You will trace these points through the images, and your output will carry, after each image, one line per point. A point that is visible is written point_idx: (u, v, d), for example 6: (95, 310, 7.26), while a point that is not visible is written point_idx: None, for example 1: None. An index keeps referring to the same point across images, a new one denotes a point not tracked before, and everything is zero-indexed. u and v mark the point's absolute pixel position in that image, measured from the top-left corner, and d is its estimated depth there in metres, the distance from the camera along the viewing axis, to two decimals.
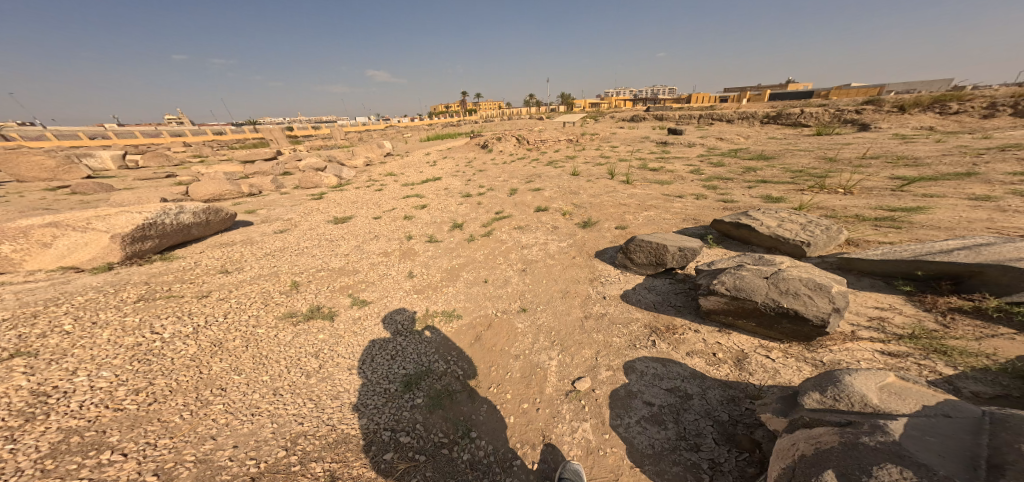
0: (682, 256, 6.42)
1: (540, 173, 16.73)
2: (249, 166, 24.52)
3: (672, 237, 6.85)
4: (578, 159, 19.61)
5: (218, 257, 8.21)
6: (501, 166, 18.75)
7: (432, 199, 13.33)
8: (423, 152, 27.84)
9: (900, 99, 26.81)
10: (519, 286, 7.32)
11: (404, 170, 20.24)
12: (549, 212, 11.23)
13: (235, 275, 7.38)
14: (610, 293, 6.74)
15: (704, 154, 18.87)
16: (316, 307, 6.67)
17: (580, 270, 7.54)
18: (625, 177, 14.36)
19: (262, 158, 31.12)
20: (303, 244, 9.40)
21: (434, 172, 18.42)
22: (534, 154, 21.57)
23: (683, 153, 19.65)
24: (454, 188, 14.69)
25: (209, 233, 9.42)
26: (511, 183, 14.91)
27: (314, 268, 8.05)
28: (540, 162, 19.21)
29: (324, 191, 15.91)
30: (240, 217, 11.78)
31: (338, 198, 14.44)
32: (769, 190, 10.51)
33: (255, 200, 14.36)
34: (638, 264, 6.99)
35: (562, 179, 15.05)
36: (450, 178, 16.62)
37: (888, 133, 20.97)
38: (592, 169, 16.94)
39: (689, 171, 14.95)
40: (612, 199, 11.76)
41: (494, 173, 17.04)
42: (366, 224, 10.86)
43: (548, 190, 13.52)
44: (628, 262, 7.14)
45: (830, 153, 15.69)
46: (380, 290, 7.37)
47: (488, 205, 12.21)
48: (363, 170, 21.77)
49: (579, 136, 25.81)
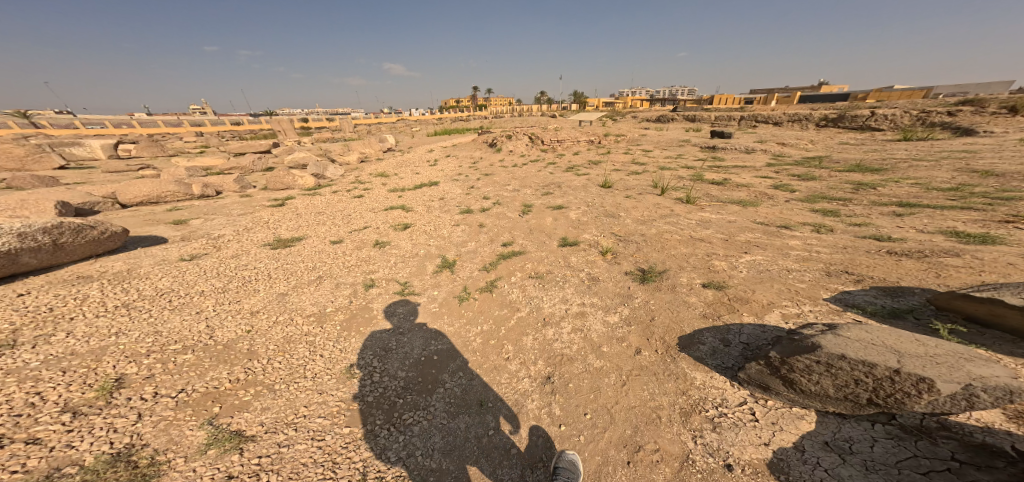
0: (952, 400, 3.02)
1: (563, 180, 13.09)
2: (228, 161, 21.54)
3: (897, 342, 3.44)
4: (608, 164, 15.84)
5: (37, 309, 4.94)
6: (513, 170, 15.17)
7: (418, 215, 9.93)
8: (424, 148, 24.37)
9: (1007, 99, 21.93)
10: (545, 426, 4.17)
11: (396, 169, 16.87)
12: (579, 246, 7.73)
13: (15, 354, 4.18)
14: (740, 462, 3.49)
15: (772, 161, 14.93)
16: (118, 457, 3.36)
17: (658, 396, 4.36)
18: (680, 192, 10.66)
19: (251, 150, 28.25)
20: (197, 282, 6.13)
21: (429, 175, 14.97)
22: (553, 156, 17.96)
23: (742, 159, 15.73)
24: (449, 199, 11.22)
25: (68, 260, 6.16)
26: (525, 195, 11.37)
27: (175, 341, 4.80)
28: (560, 167, 15.56)
29: (290, 195, 12.67)
30: (152, 230, 8.58)
31: (301, 206, 11.21)
32: (935, 221, 6.72)
33: (195, 204, 11.18)
34: (813, 394, 3.70)
35: (591, 192, 11.42)
36: (447, 184, 13.18)
37: (1013, 137, 16.38)
38: (629, 178, 13.21)
39: (765, 185, 11.08)
40: (671, 228, 8.13)
41: (503, 179, 13.51)
42: (314, 253, 7.56)
43: (574, 208, 9.97)
44: (789, 386, 3.86)
45: (964, 163, 11.57)
46: (275, 409, 4.18)
47: (490, 229, 8.76)
48: (350, 168, 18.49)
49: (606, 136, 22.04)
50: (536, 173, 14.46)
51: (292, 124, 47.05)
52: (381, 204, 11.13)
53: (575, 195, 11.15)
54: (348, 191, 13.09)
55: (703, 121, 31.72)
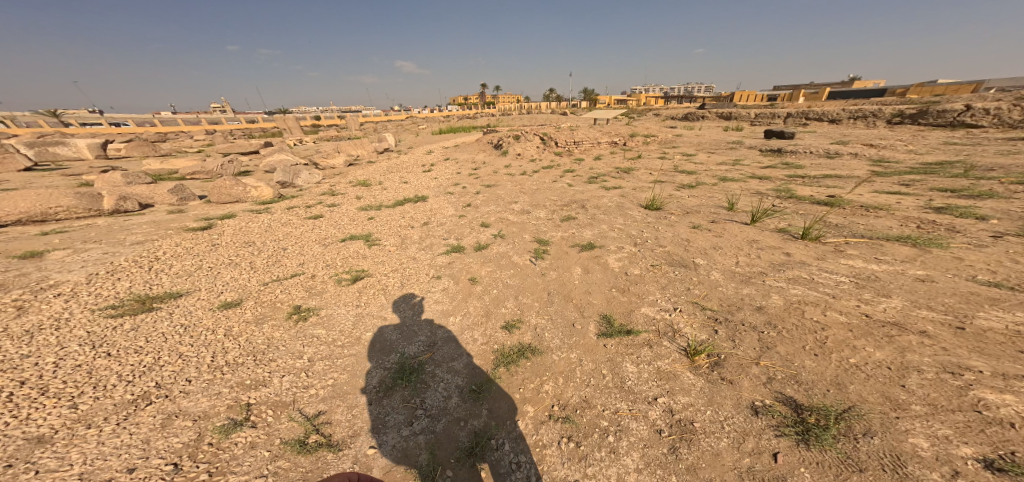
0: None
1: (591, 196, 9.69)
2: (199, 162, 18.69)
3: None
4: (646, 171, 12.26)
5: None
6: (524, 179, 11.77)
7: (382, 253, 6.74)
8: (422, 150, 21.07)
9: None
10: None
11: (379, 176, 13.69)
12: (640, 343, 4.47)
13: None
14: None
15: (881, 158, 10.92)
16: None
17: None
18: (777, 212, 7.04)
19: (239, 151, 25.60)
20: None
21: (416, 184, 11.68)
22: (575, 160, 14.51)
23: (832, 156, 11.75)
24: (432, 226, 8.00)
25: None
26: (539, 220, 8.02)
27: None
28: (583, 175, 12.10)
29: (230, 208, 9.43)
30: None
31: (230, 227, 8.05)
32: None
33: (96, 222, 7.96)
34: None
35: (634, 215, 7.99)
36: (436, 198, 9.98)
37: None
38: (682, 189, 9.63)
39: (911, 195, 7.27)
40: (806, 295, 4.66)
41: (511, 193, 10.17)
42: (175, 334, 4.40)
43: (616, 246, 6.59)
44: None
45: None
46: None
47: (482, 291, 5.59)
48: (329, 173, 15.34)
49: (638, 136, 18.41)
50: (553, 184, 11.06)
51: (294, 122, 44.61)
52: (338, 228, 7.92)
53: (611, 222, 7.75)
54: (308, 204, 9.89)
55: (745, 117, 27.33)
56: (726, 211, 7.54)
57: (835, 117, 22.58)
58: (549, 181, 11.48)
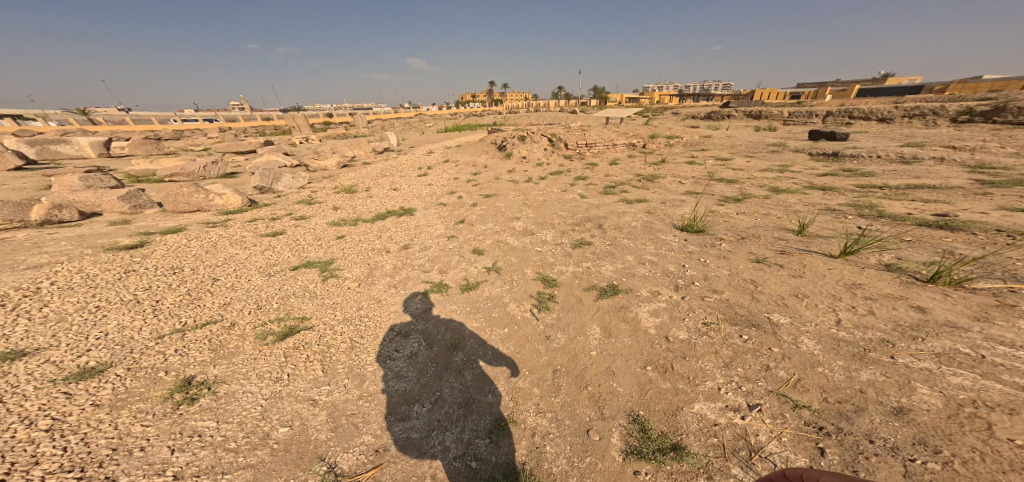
0: None
1: (611, 211, 7.98)
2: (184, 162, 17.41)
3: None
4: (674, 177, 10.40)
5: None
6: (530, 188, 10.09)
7: (336, 294, 5.22)
8: (424, 150, 19.50)
9: None
10: None
11: (369, 181, 12.19)
12: (693, 473, 2.84)
13: None
14: None
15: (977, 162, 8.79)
16: None
17: None
18: (875, 237, 5.14)
19: (235, 150, 24.47)
20: None
21: (406, 192, 10.12)
22: (590, 163, 12.73)
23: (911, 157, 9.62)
24: (409, 251, 6.43)
25: None
26: (543, 247, 6.39)
27: None
28: (600, 183, 10.34)
29: (181, 218, 7.95)
30: None
31: (165, 237, 6.57)
32: None
33: (12, 236, 6.59)
34: None
35: (668, 240, 6.24)
36: (423, 212, 8.40)
37: None
38: (725, 201, 7.78)
39: None
40: (986, 393, 2.91)
41: (513, 206, 8.53)
42: None
43: (647, 292, 4.93)
44: None
45: None
46: None
47: (456, 366, 4.11)
48: (316, 174, 13.90)
49: (661, 135, 16.42)
50: (564, 195, 9.37)
51: (300, 120, 43.80)
52: (295, 249, 6.40)
53: (638, 250, 6.04)
54: (276, 213, 8.42)
55: (779, 114, 24.81)
56: (795, 235, 5.70)
57: (885, 116, 20.04)
58: (559, 190, 9.80)
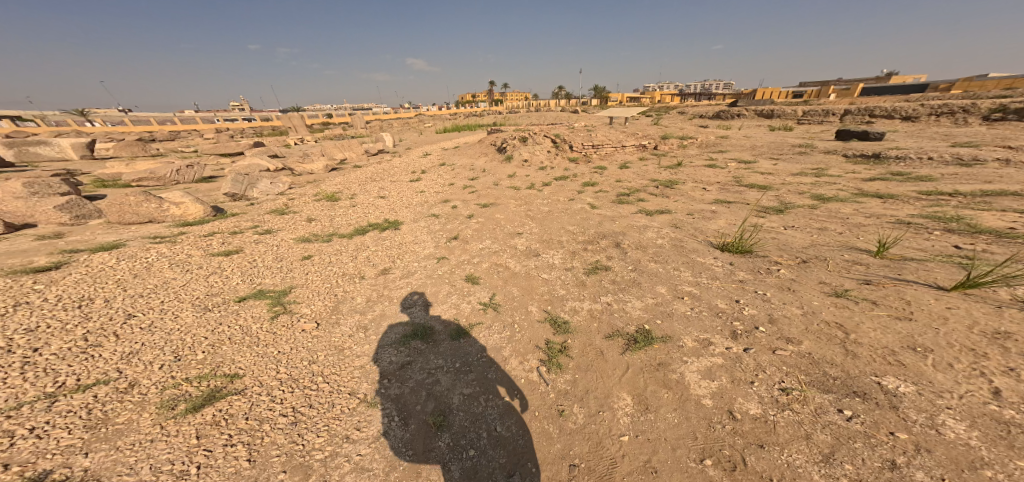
0: None
1: (629, 224, 6.88)
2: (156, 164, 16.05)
3: None
4: (696, 182, 9.28)
5: None
6: (533, 196, 8.99)
7: (286, 340, 4.09)
8: (418, 152, 18.31)
9: None
10: None
11: (356, 186, 11.04)
12: None
13: None
14: None
15: None
16: None
17: None
18: (987, 263, 4.07)
19: (218, 151, 23.10)
20: None
21: (393, 201, 8.99)
22: (600, 166, 11.60)
23: (969, 157, 8.48)
24: (386, 278, 5.32)
25: None
26: (551, 274, 5.33)
27: None
28: (612, 189, 9.24)
29: (119, 230, 6.70)
30: None
31: (90, 256, 5.39)
32: None
33: None
34: None
35: (706, 265, 5.19)
36: (411, 226, 7.29)
37: None
38: (765, 212, 6.67)
39: None
40: None
41: (515, 219, 7.42)
42: None
43: (694, 344, 3.96)
44: None
45: None
46: None
47: (438, 458, 3.04)
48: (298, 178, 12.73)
49: (673, 134, 15.25)
50: (573, 204, 8.27)
51: (295, 120, 42.61)
52: (247, 273, 5.26)
53: (669, 280, 4.99)
54: (238, 224, 7.25)
55: (793, 112, 23.62)
56: (875, 256, 4.66)
57: (909, 114, 18.88)
58: (566, 199, 8.71)
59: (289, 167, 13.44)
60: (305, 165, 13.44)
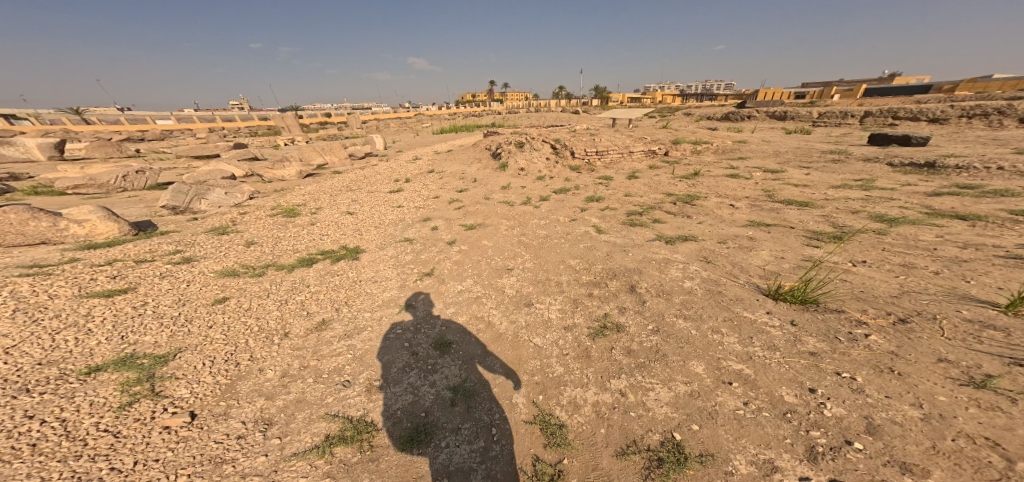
0: None
1: (644, 257, 5.54)
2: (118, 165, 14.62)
3: None
4: (719, 195, 7.92)
5: None
6: (528, 214, 7.67)
7: (125, 451, 2.88)
8: (408, 156, 17.02)
9: None
10: None
11: (325, 196, 9.64)
12: None
13: None
14: None
15: None
16: None
17: None
18: None
19: (198, 152, 21.66)
20: None
21: (364, 216, 7.65)
22: (605, 174, 10.33)
23: None
24: (329, 348, 4.24)
25: None
26: (546, 339, 4.28)
27: None
28: (620, 204, 7.89)
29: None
30: None
31: None
32: None
33: None
34: None
35: (756, 330, 3.85)
36: (376, 255, 6.01)
37: None
38: (819, 239, 5.24)
39: None
40: None
41: (502, 249, 6.17)
42: None
43: (749, 469, 2.70)
44: None
45: None
46: None
47: None
48: (266, 185, 11.35)
49: (686, 136, 13.94)
50: (574, 227, 6.95)
51: (288, 119, 41.21)
52: (117, 329, 4.03)
53: (705, 355, 3.73)
54: (154, 245, 6.03)
55: (810, 113, 22.22)
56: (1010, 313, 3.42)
57: (937, 115, 17.64)
58: (565, 218, 7.42)
59: (258, 173, 11.98)
60: (275, 171, 11.99)
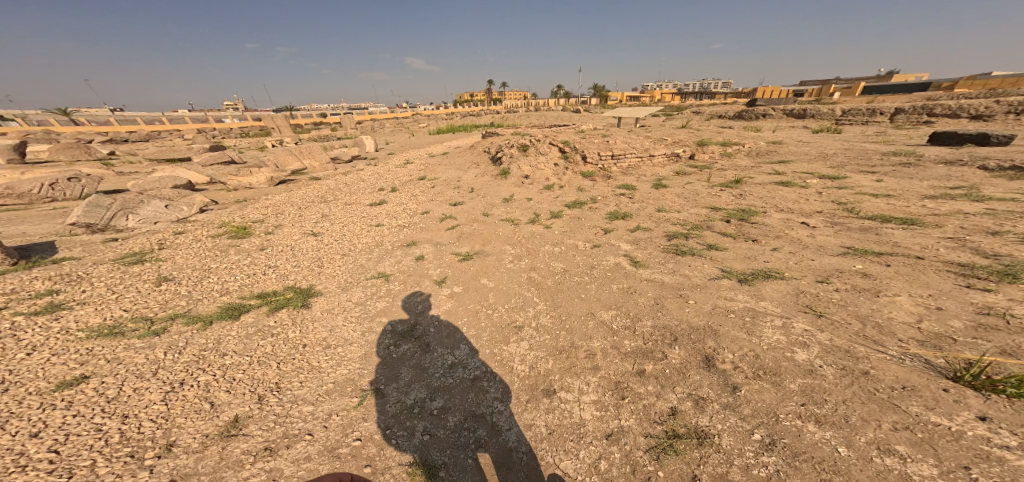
0: None
1: (721, 309, 4.01)
2: (60, 169, 12.70)
3: None
4: (780, 207, 6.28)
5: None
6: (539, 237, 6.03)
7: None
8: (398, 159, 15.34)
9: None
10: None
11: (290, 206, 7.88)
12: None
13: None
14: None
15: None
16: None
17: None
18: None
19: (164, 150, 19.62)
20: None
21: (332, 240, 6.00)
22: (628, 181, 8.74)
23: None
24: (235, 479, 2.57)
25: None
26: (578, 462, 2.75)
27: None
28: (654, 223, 6.24)
29: None
30: None
31: None
32: None
33: None
34: None
35: (973, 455, 2.30)
36: (327, 305, 4.42)
37: None
38: (982, 277, 3.62)
39: None
40: None
41: (504, 294, 4.60)
42: None
43: None
44: None
45: None
46: None
47: None
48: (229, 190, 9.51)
49: (709, 135, 12.38)
50: (602, 257, 5.33)
51: (278, 120, 39.42)
52: None
53: None
54: (25, 279, 4.43)
55: (833, 110, 20.75)
56: None
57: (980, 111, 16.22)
58: (583, 244, 5.76)
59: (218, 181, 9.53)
60: (241, 176, 9.59)
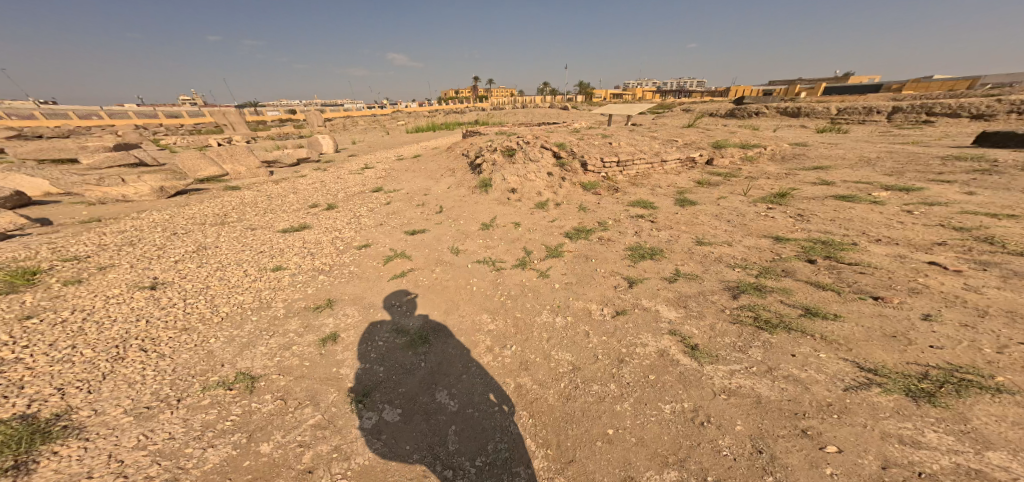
0: None
1: (902, 474, 2.14)
2: None
3: None
4: (872, 233, 4.49)
5: None
6: (533, 298, 4.11)
7: None
8: (356, 162, 12.89)
9: None
10: None
11: (152, 230, 5.39)
12: None
13: None
14: None
15: None
16: None
17: None
18: None
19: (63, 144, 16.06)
20: None
21: (194, 304, 3.76)
22: (639, 195, 6.87)
23: None
24: None
25: None
26: None
27: None
28: (702, 266, 4.40)
29: None
30: None
31: None
32: None
33: None
34: None
35: None
36: (65, 471, 2.22)
37: None
38: None
39: None
40: None
41: (474, 428, 2.85)
42: None
43: None
44: None
45: None
46: None
47: None
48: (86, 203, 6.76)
49: (720, 136, 10.71)
50: (635, 338, 3.53)
51: (230, 117, 35.52)
52: None
53: None
54: None
55: (828, 108, 19.80)
56: None
57: (984, 109, 15.41)
58: (599, 310, 3.88)
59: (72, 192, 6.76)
60: (107, 186, 6.82)
